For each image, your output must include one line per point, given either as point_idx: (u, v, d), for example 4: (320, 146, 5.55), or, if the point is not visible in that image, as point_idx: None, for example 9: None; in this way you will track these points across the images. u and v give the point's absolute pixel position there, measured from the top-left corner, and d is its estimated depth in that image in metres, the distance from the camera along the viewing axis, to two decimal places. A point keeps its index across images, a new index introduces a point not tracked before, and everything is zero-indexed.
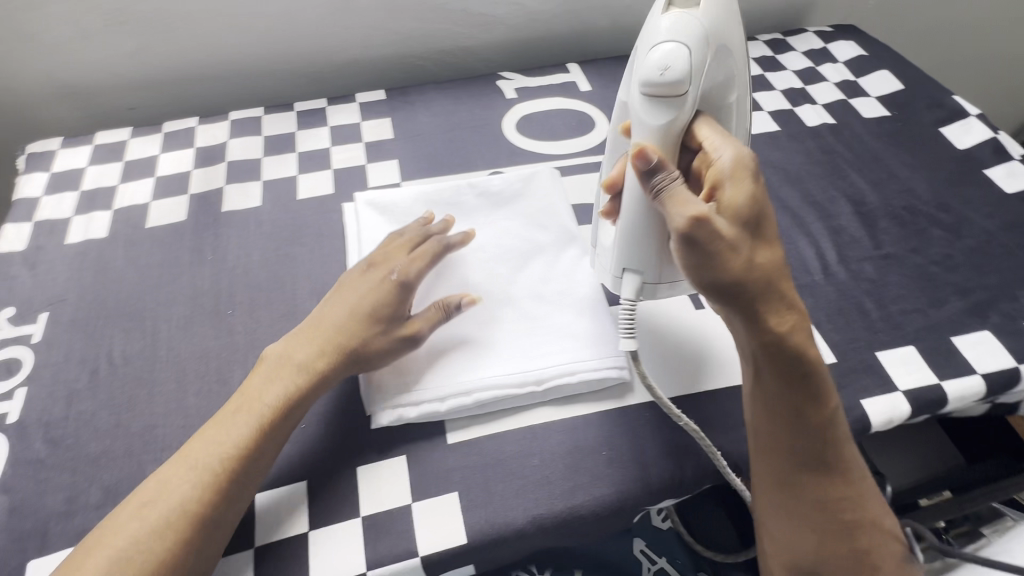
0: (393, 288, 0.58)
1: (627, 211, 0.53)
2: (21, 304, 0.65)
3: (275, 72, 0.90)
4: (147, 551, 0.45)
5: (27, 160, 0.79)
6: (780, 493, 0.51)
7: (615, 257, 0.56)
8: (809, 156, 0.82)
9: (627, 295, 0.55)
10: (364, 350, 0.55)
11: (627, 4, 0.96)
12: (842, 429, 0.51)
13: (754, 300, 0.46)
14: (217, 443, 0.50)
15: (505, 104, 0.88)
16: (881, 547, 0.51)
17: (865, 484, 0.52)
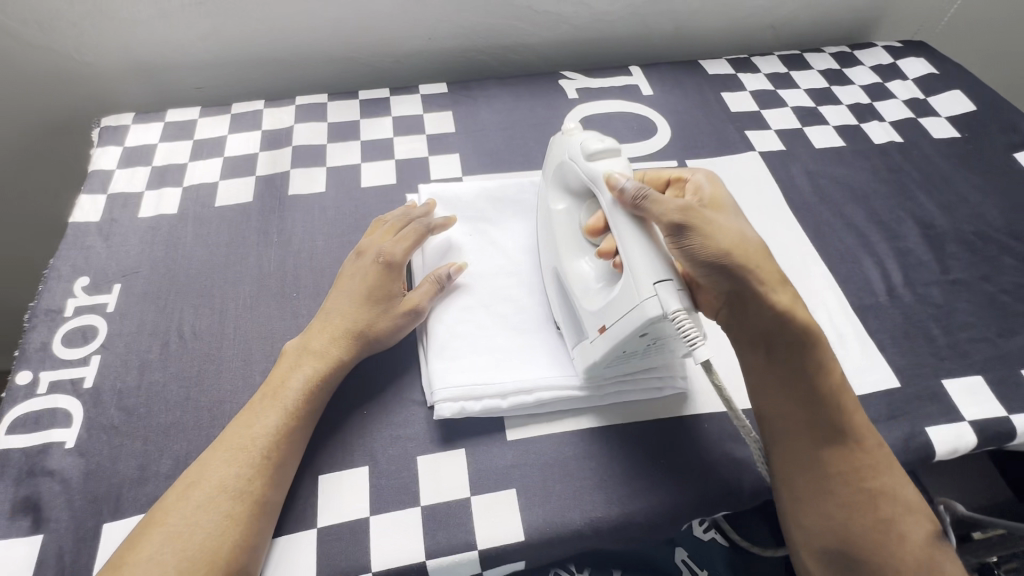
0: (387, 274, 0.62)
1: (625, 241, 0.53)
2: (96, 274, 0.67)
3: (340, 60, 0.91)
4: (202, 528, 0.46)
5: (101, 133, 0.81)
6: (804, 470, 0.52)
7: (641, 278, 0.51)
8: (875, 173, 0.81)
9: (671, 306, 0.48)
10: (370, 325, 0.59)
11: (693, 9, 0.95)
12: (850, 398, 0.53)
13: (749, 271, 0.52)
14: (246, 429, 0.52)
15: (566, 104, 0.88)
16: (908, 518, 0.52)
17: (884, 456, 0.53)
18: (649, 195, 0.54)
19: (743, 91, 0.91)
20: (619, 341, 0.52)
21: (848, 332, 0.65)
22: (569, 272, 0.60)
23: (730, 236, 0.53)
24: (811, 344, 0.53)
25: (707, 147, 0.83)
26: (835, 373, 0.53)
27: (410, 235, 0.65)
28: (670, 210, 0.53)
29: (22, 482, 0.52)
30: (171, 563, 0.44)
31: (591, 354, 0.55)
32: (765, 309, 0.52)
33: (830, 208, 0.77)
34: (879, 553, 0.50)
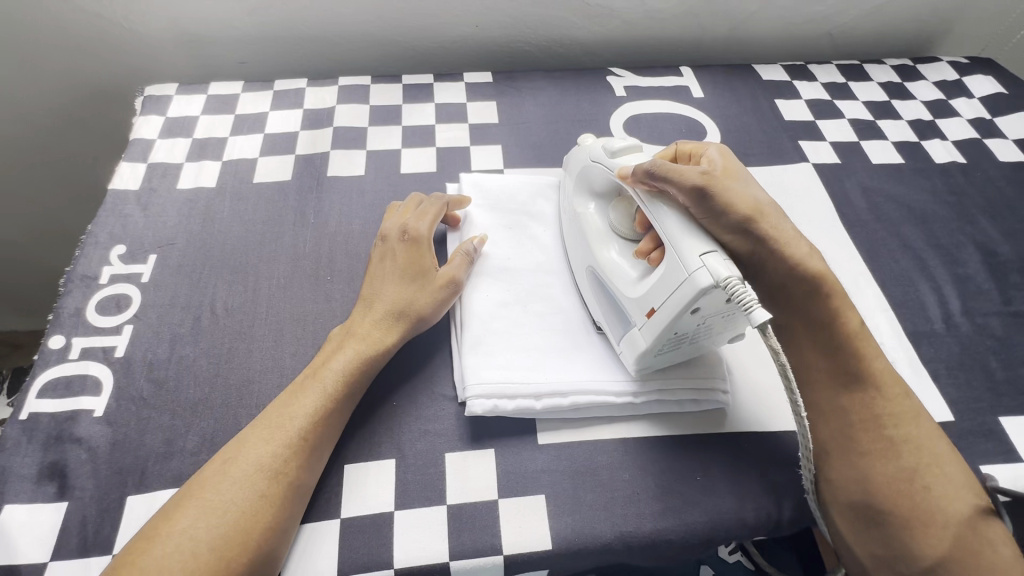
0: (415, 251, 0.61)
1: (663, 225, 0.52)
2: (133, 243, 0.66)
3: (385, 43, 0.89)
4: (238, 503, 0.45)
5: (144, 102, 0.81)
6: (828, 421, 0.52)
7: (686, 252, 0.49)
8: (935, 194, 0.77)
9: (722, 274, 0.46)
10: (412, 300, 0.58)
11: (751, 10, 0.92)
12: (872, 346, 0.53)
13: (764, 228, 0.52)
14: (289, 406, 0.51)
15: (613, 101, 0.85)
16: (943, 474, 0.49)
17: (912, 406, 0.52)
18: (664, 166, 0.52)
19: (798, 100, 0.88)
20: (670, 322, 0.49)
21: (900, 359, 0.62)
22: (603, 265, 0.58)
23: (746, 197, 0.53)
24: (824, 296, 0.53)
25: (758, 155, 0.80)
26: (855, 323, 0.53)
27: (431, 212, 0.64)
28: (684, 174, 0.52)
29: (49, 447, 0.52)
30: (205, 538, 0.43)
31: (640, 342, 0.53)
32: (779, 268, 0.53)
33: (886, 227, 0.73)
34: (908, 503, 0.47)
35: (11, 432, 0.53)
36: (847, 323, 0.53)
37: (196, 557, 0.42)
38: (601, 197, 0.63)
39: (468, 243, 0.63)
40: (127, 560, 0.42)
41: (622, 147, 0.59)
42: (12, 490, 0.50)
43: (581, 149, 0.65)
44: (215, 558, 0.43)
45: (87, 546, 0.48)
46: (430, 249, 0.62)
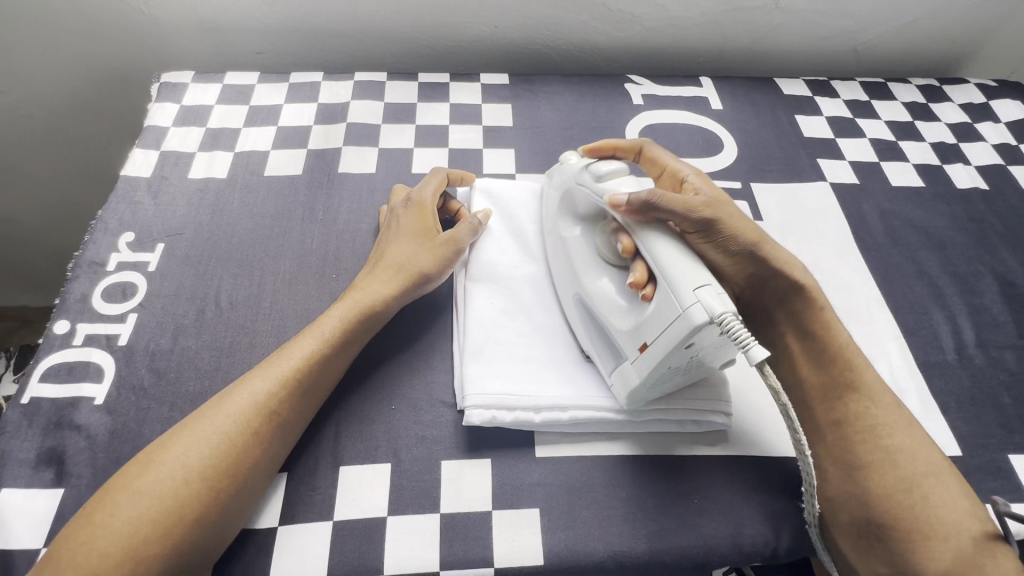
0: (418, 215, 0.63)
1: (654, 254, 0.50)
2: (141, 231, 0.67)
3: (403, 40, 0.89)
4: (226, 438, 0.47)
5: (159, 89, 0.81)
6: (823, 437, 0.53)
7: (678, 285, 0.47)
8: (955, 221, 0.75)
9: (717, 309, 0.45)
10: (418, 259, 0.60)
11: (776, 23, 0.90)
12: (858, 357, 0.56)
13: (765, 248, 0.56)
14: (283, 353, 0.52)
15: (630, 109, 0.84)
16: (942, 486, 0.49)
17: (903, 416, 0.53)
18: (664, 196, 0.52)
19: (819, 116, 0.86)
20: (664, 359, 0.48)
21: (910, 389, 0.61)
22: (593, 295, 0.56)
23: (744, 221, 0.56)
24: (816, 308, 0.57)
25: (775, 171, 0.79)
26: (842, 335, 0.56)
27: (433, 180, 0.66)
28: (693, 205, 0.53)
29: (49, 433, 0.52)
30: (192, 467, 0.45)
31: (632, 377, 0.52)
32: (782, 285, 0.57)
33: (902, 252, 0.72)
34: (911, 516, 0.48)
35: (12, 416, 0.53)
36: (835, 334, 0.56)
37: (184, 485, 0.44)
38: (586, 219, 0.61)
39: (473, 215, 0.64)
40: (118, 485, 0.44)
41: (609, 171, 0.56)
42: (10, 474, 0.50)
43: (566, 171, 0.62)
44: (203, 486, 0.44)
45: None
46: (434, 213, 0.64)
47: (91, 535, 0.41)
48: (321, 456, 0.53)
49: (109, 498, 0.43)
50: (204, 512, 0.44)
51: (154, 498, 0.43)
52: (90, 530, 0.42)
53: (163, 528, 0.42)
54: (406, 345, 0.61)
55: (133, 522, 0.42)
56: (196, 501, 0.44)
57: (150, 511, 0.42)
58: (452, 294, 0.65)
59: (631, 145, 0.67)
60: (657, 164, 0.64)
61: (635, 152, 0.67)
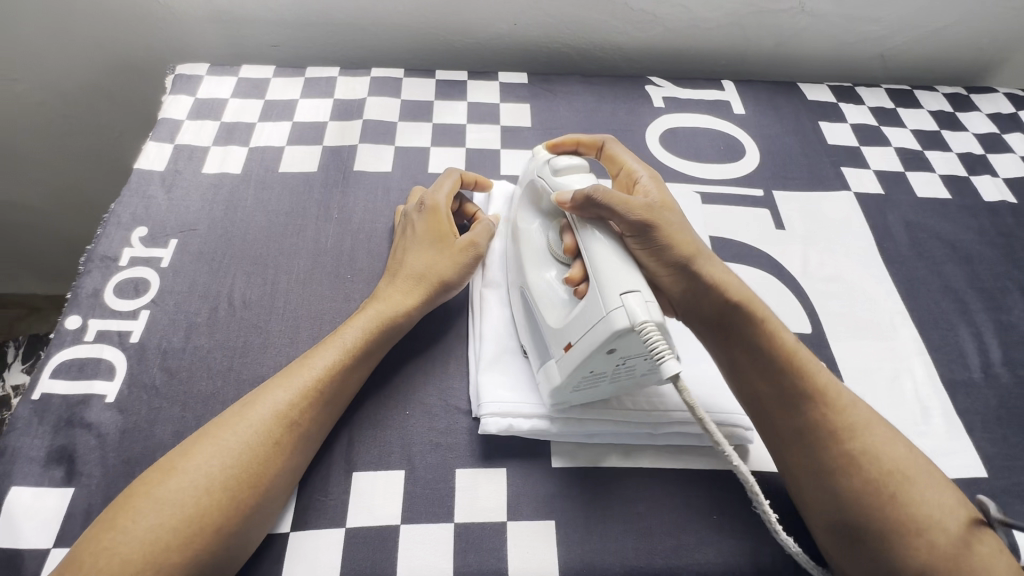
0: (434, 218, 0.61)
1: (592, 252, 0.49)
2: (154, 225, 0.66)
3: (420, 36, 0.87)
4: (250, 447, 0.46)
5: (174, 81, 0.80)
6: (788, 443, 0.50)
7: (605, 289, 0.46)
8: (982, 234, 0.74)
9: (639, 317, 0.44)
10: (442, 266, 0.59)
11: (801, 26, 0.88)
12: (812, 361, 0.52)
13: (700, 260, 0.54)
14: (305, 361, 0.52)
15: (651, 112, 0.83)
16: (916, 481, 0.47)
17: (862, 414, 0.50)
18: (607, 193, 0.50)
19: (844, 124, 0.84)
20: (586, 360, 0.47)
21: (934, 407, 0.59)
22: (535, 288, 0.55)
23: (682, 231, 0.53)
24: (759, 321, 0.53)
25: (798, 179, 0.77)
26: (791, 344, 0.53)
27: (448, 181, 0.64)
28: (632, 204, 0.51)
29: (59, 431, 0.52)
30: (216, 476, 0.44)
31: (556, 375, 0.50)
32: (717, 299, 0.53)
33: (927, 266, 0.70)
34: (882, 516, 0.45)
35: (22, 412, 0.53)
36: (784, 344, 0.52)
37: (206, 494, 0.43)
38: (546, 213, 0.59)
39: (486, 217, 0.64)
40: (140, 490, 0.43)
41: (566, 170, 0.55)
42: (20, 472, 0.49)
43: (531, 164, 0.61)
44: (226, 496, 0.44)
45: None
46: (449, 217, 0.62)
47: (112, 540, 0.41)
48: (334, 463, 0.52)
49: (131, 505, 0.42)
50: (224, 522, 0.43)
51: (177, 506, 0.42)
52: (111, 535, 0.41)
53: (185, 538, 0.41)
54: (420, 350, 0.60)
55: (155, 529, 0.41)
56: (218, 510, 0.43)
57: (172, 519, 0.42)
58: (468, 299, 0.64)
59: (592, 139, 0.64)
60: (615, 162, 0.62)
61: (595, 147, 0.64)
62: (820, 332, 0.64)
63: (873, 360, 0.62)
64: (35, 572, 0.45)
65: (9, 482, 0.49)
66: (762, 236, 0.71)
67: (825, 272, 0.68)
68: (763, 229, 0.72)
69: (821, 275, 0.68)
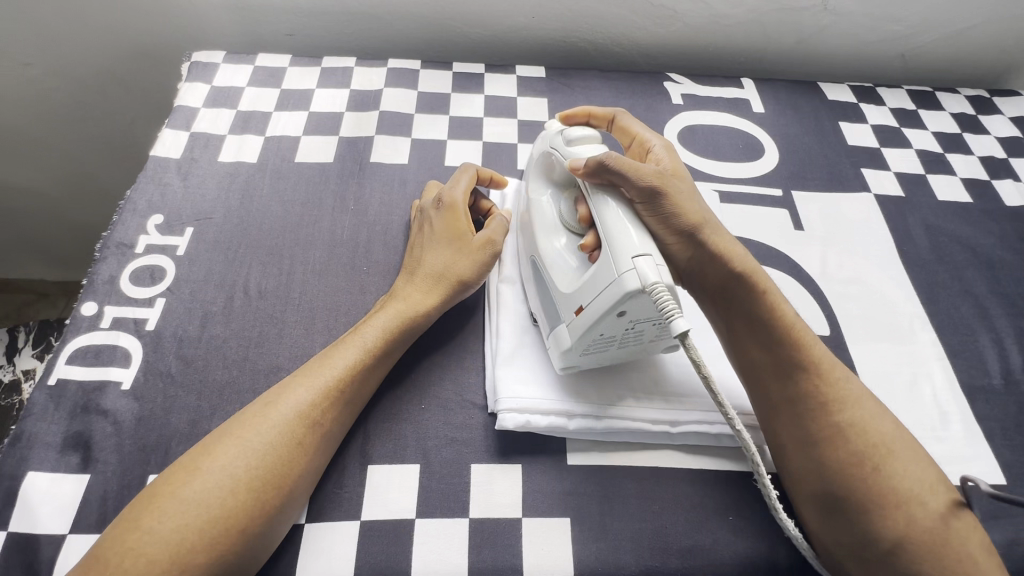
0: (451, 217, 0.60)
1: (603, 218, 0.49)
2: (170, 213, 0.65)
3: (438, 27, 0.87)
4: (274, 447, 0.46)
5: (190, 69, 0.79)
6: (777, 414, 0.50)
7: (617, 251, 0.46)
8: (1003, 239, 0.73)
9: (650, 278, 0.43)
10: (459, 266, 0.58)
11: (823, 25, 0.87)
12: (808, 334, 0.51)
13: (706, 229, 0.53)
14: (325, 360, 0.51)
15: (669, 109, 0.82)
16: (901, 455, 0.47)
17: (856, 389, 0.50)
18: (618, 160, 0.50)
19: (864, 125, 0.83)
20: (596, 322, 0.47)
21: (953, 412, 0.59)
22: (544, 256, 0.55)
23: (691, 200, 0.53)
24: (760, 290, 0.51)
25: (818, 180, 0.77)
26: (791, 317, 0.51)
27: (464, 177, 0.63)
28: (643, 172, 0.50)
29: (75, 417, 0.51)
30: (241, 477, 0.44)
31: (565, 339, 0.51)
32: (720, 269, 0.52)
33: (948, 270, 0.69)
34: (863, 487, 0.45)
35: (38, 397, 0.52)
36: (783, 314, 0.51)
37: (231, 495, 0.43)
38: (558, 184, 0.59)
39: (500, 212, 0.63)
40: (163, 490, 0.43)
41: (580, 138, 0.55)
42: (35, 458, 0.49)
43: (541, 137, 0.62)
44: (251, 497, 0.43)
45: (105, 523, 0.47)
46: (467, 215, 0.61)
47: (136, 541, 0.40)
48: (350, 455, 0.52)
49: (154, 506, 0.42)
50: (249, 523, 0.43)
51: (202, 507, 0.42)
52: (135, 536, 0.40)
53: (211, 539, 0.41)
54: (436, 344, 0.60)
55: (180, 530, 0.41)
56: (244, 511, 0.43)
57: (198, 520, 0.41)
58: (484, 296, 0.64)
59: (604, 111, 0.64)
60: (628, 132, 0.63)
61: (606, 120, 0.64)
62: (838, 335, 0.63)
63: (892, 364, 0.61)
64: (52, 558, 0.45)
65: (25, 467, 0.49)
66: (780, 236, 0.70)
67: (844, 274, 0.68)
68: (782, 229, 0.71)
69: (840, 278, 0.67)
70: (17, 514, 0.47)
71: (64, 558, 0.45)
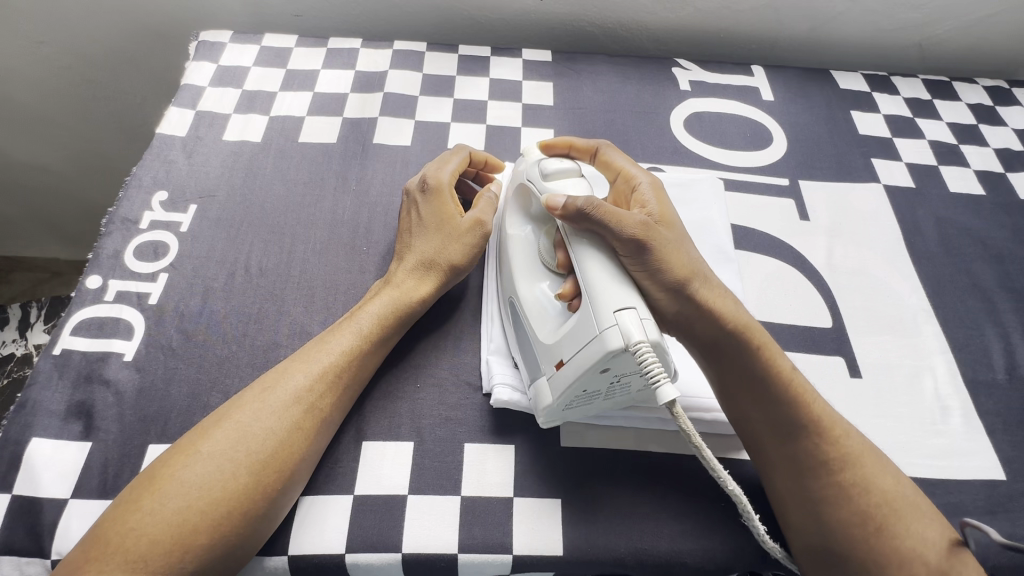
0: (438, 201, 0.60)
1: (585, 270, 0.48)
2: (174, 190, 0.66)
3: (444, 9, 0.86)
4: (274, 432, 0.46)
5: (198, 48, 0.80)
6: (775, 470, 0.49)
7: (600, 307, 0.45)
8: (1015, 233, 0.71)
9: (634, 336, 0.43)
10: (448, 249, 0.58)
11: (837, 11, 0.85)
12: (810, 390, 0.50)
13: (697, 282, 0.50)
14: (320, 345, 0.52)
15: (676, 95, 0.81)
16: (907, 514, 0.46)
17: (857, 443, 0.49)
18: (601, 206, 0.49)
19: (876, 114, 0.82)
20: (578, 378, 0.46)
21: (954, 406, 0.58)
22: (526, 300, 0.53)
23: (679, 249, 0.51)
24: (755, 348, 0.50)
25: (826, 169, 0.75)
26: (786, 370, 0.50)
27: (453, 160, 0.63)
28: (627, 223, 0.48)
29: (79, 386, 0.53)
30: (241, 461, 0.44)
31: (547, 394, 0.49)
32: (712, 324, 0.50)
33: (955, 263, 0.68)
34: (863, 548, 0.44)
35: (43, 366, 0.54)
36: (779, 368, 0.50)
37: (233, 478, 0.44)
38: (535, 219, 0.58)
39: (489, 190, 0.63)
40: (163, 471, 0.44)
41: (557, 170, 0.55)
42: (40, 424, 0.51)
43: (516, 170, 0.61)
44: (252, 480, 0.44)
45: (106, 489, 0.48)
46: (453, 197, 0.61)
47: (138, 521, 0.41)
48: (345, 430, 0.53)
49: (155, 486, 0.43)
50: (252, 507, 0.44)
51: (203, 489, 0.43)
52: (137, 516, 0.41)
53: (213, 519, 0.42)
54: (433, 325, 0.60)
55: (183, 511, 0.42)
56: (245, 494, 0.44)
57: (198, 502, 0.42)
58: (481, 279, 0.64)
59: (586, 143, 0.62)
60: (610, 167, 0.60)
61: (589, 152, 0.63)
62: (841, 327, 0.62)
63: (892, 357, 0.61)
64: (54, 522, 0.47)
65: (30, 433, 0.50)
66: (783, 226, 0.69)
67: (849, 265, 0.67)
68: (785, 219, 0.70)
69: (844, 269, 0.66)
70: (23, 477, 0.48)
71: (66, 522, 0.47)
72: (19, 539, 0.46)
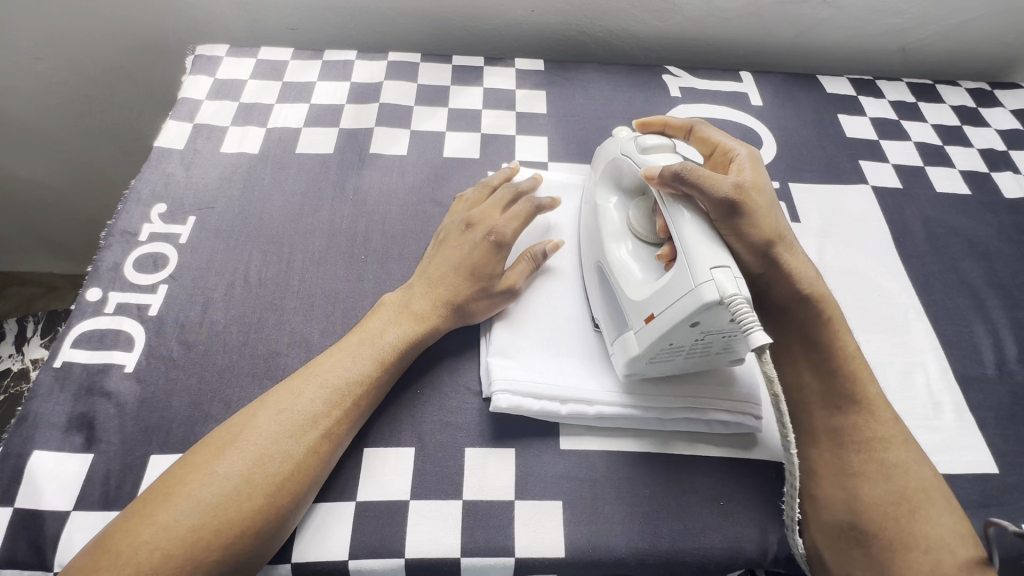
0: (490, 255, 0.59)
1: (679, 230, 0.49)
2: (173, 203, 0.67)
3: (436, 21, 0.88)
4: (291, 457, 0.46)
5: (195, 61, 0.81)
6: (817, 441, 0.50)
7: (699, 262, 0.46)
8: (1001, 232, 0.73)
9: (729, 290, 0.44)
10: (472, 305, 0.58)
11: (822, 18, 0.87)
12: (866, 371, 0.51)
13: (781, 246, 0.52)
14: (336, 361, 0.52)
15: (666, 101, 0.83)
16: (935, 500, 0.46)
17: (899, 430, 0.49)
18: (694, 170, 0.50)
19: (862, 117, 0.83)
20: (669, 329, 0.47)
21: (946, 401, 0.59)
22: (611, 261, 0.55)
23: (768, 214, 0.52)
24: (828, 318, 0.52)
25: (814, 172, 0.77)
26: (851, 347, 0.51)
27: (520, 215, 0.61)
28: (721, 185, 0.49)
29: (80, 398, 0.53)
30: (258, 483, 0.45)
31: (635, 345, 0.51)
32: (790, 290, 0.52)
33: (944, 261, 0.70)
34: (893, 528, 0.45)
35: (44, 378, 0.54)
36: (846, 337, 0.52)
37: (248, 500, 0.44)
38: (625, 192, 0.60)
39: (537, 247, 0.62)
40: (178, 488, 0.44)
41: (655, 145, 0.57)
42: (42, 437, 0.51)
43: (614, 145, 0.62)
44: (267, 503, 0.44)
45: (109, 500, 0.48)
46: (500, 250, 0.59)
47: (150, 534, 0.41)
48: None
49: (168, 501, 0.43)
50: (265, 528, 0.44)
51: (217, 511, 0.43)
52: (149, 531, 0.42)
53: (227, 539, 0.42)
54: None
55: (196, 530, 0.42)
56: (261, 515, 0.44)
57: (215, 521, 0.42)
58: None
59: (681, 122, 0.64)
60: (706, 142, 0.61)
61: (683, 131, 0.64)
62: None
63: (884, 354, 0.62)
64: (56, 534, 0.47)
65: (31, 446, 0.50)
66: None
67: (841, 265, 0.68)
68: None
69: (835, 268, 0.68)
70: (24, 490, 0.48)
71: (68, 534, 0.47)
72: (22, 552, 0.46)
